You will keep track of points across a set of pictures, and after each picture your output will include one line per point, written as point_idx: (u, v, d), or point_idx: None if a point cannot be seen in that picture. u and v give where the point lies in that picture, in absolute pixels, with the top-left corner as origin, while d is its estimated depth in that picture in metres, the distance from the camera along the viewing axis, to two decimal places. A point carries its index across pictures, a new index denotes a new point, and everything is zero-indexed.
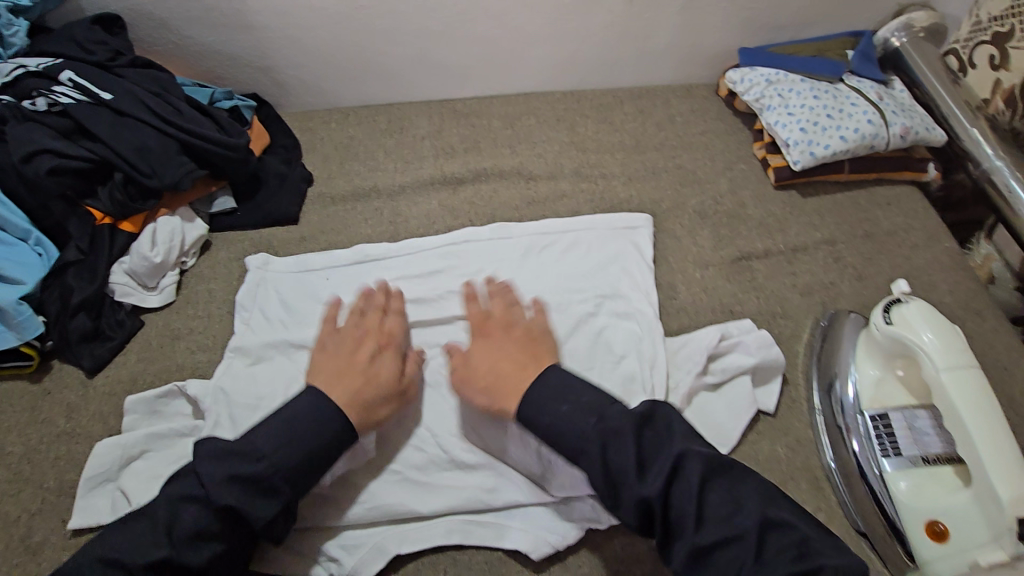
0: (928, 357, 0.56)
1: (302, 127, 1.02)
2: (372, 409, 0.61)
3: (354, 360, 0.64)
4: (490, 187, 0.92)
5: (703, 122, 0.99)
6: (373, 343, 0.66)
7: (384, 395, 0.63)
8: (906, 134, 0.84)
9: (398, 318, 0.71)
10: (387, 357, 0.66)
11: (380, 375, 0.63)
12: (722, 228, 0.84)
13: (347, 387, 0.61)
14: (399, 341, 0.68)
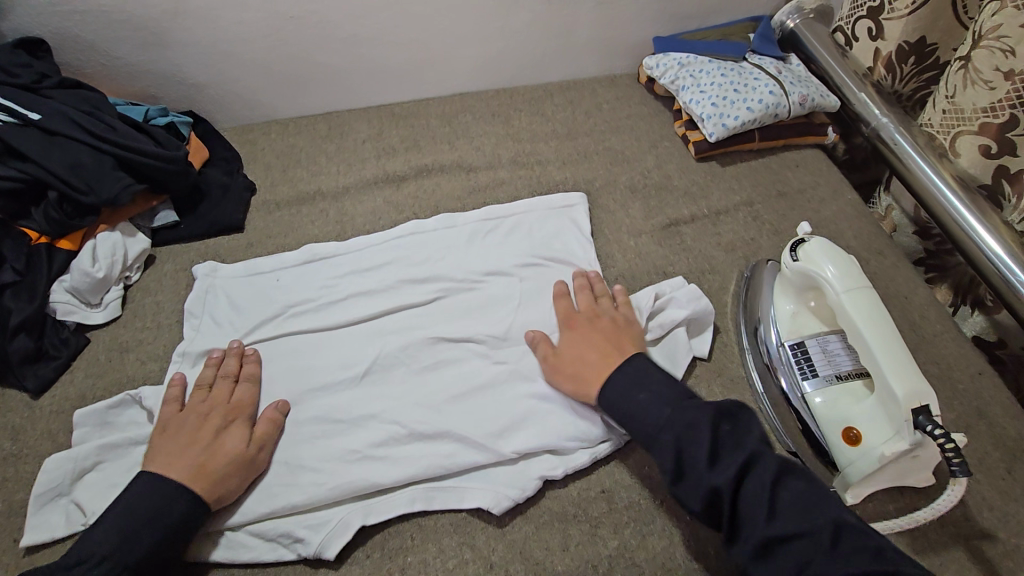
0: (829, 284, 0.61)
1: (241, 140, 1.03)
2: (219, 483, 0.60)
3: (200, 434, 0.62)
4: (432, 181, 0.95)
5: (628, 107, 1.06)
6: (211, 417, 0.65)
7: (248, 458, 0.62)
8: (804, 102, 0.93)
9: (251, 387, 0.69)
10: (238, 430, 0.64)
11: (240, 447, 0.63)
12: (651, 200, 0.90)
13: (211, 462, 0.60)
14: (248, 409, 0.67)
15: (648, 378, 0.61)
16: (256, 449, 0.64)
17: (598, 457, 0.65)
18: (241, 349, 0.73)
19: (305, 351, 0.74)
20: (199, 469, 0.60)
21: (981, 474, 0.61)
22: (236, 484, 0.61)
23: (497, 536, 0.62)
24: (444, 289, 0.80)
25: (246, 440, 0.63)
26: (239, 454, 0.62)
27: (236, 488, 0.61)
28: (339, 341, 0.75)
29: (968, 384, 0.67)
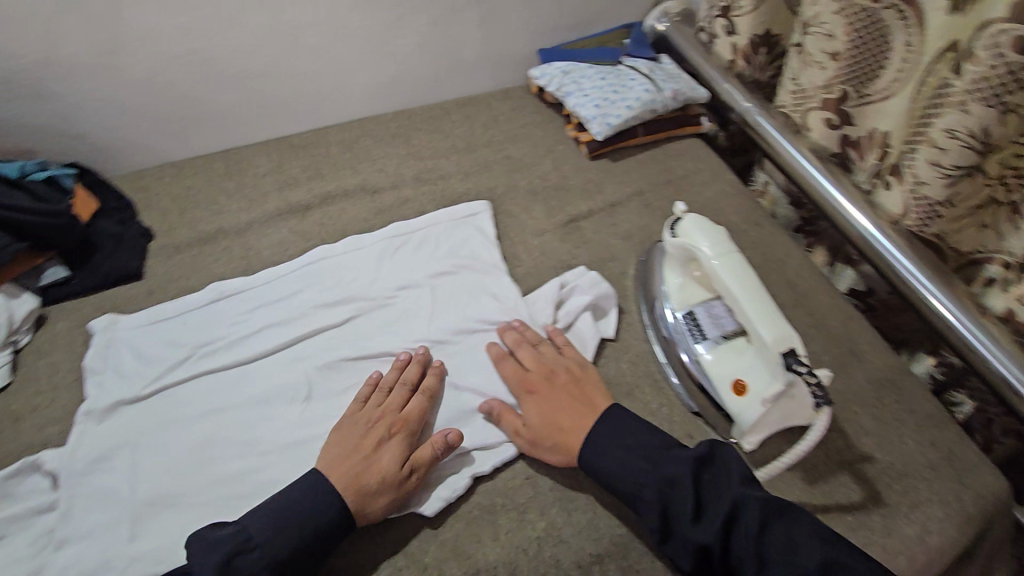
0: (702, 254, 0.68)
1: (133, 187, 1.00)
2: (367, 498, 0.59)
3: (363, 448, 0.62)
4: (338, 206, 0.96)
5: (522, 116, 1.12)
6: (406, 427, 0.65)
7: (553, 433, 0.64)
8: (677, 96, 1.01)
9: (424, 399, 0.67)
10: (539, 399, 0.67)
11: (571, 413, 0.65)
12: (551, 200, 0.95)
13: (383, 475, 0.61)
14: (415, 424, 0.65)
15: (639, 431, 0.63)
16: (568, 417, 0.65)
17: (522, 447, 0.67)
18: (427, 360, 0.72)
19: (217, 390, 0.73)
20: (353, 483, 0.60)
21: (857, 405, 0.68)
22: (394, 498, 0.61)
23: (430, 538, 0.62)
24: (358, 309, 0.80)
25: (560, 406, 0.66)
26: (407, 469, 0.62)
27: (393, 502, 0.61)
28: (253, 375, 0.74)
29: (839, 328, 0.75)
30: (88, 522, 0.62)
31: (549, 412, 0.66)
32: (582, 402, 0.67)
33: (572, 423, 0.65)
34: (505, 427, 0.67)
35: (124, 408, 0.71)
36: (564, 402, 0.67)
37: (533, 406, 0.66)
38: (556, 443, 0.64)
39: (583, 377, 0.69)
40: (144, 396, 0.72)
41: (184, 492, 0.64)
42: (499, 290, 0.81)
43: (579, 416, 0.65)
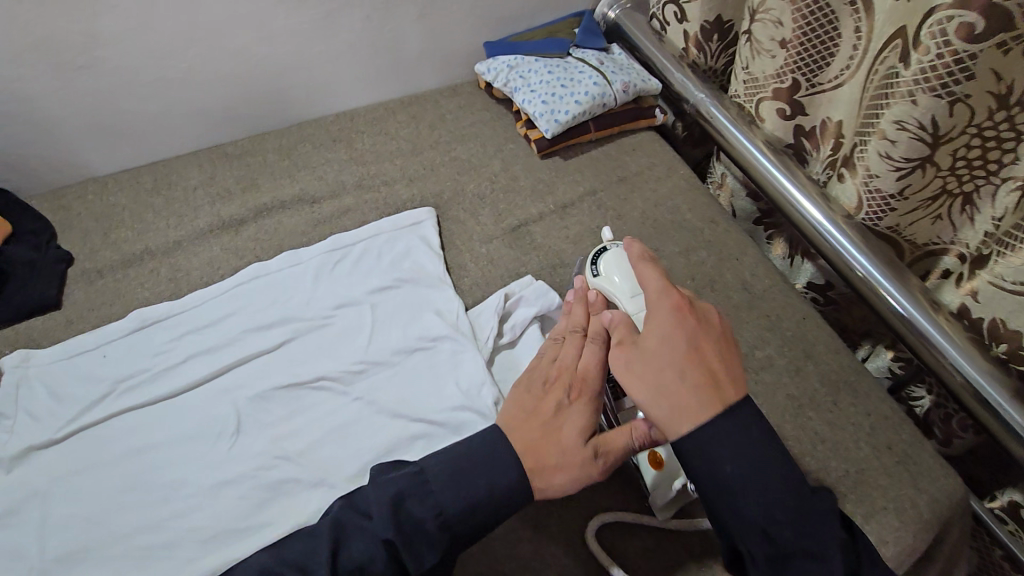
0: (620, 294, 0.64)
1: (54, 207, 0.93)
2: (548, 477, 0.55)
3: (541, 408, 0.58)
4: (274, 218, 0.91)
5: (471, 114, 1.07)
6: (588, 388, 0.59)
7: (666, 374, 0.49)
8: (627, 88, 0.97)
9: (599, 350, 0.60)
10: (672, 332, 0.51)
11: (690, 367, 0.49)
12: (500, 204, 0.91)
13: (545, 447, 0.55)
14: (594, 380, 0.59)
15: (787, 509, 0.45)
16: (692, 372, 0.48)
17: None
18: (587, 300, 0.65)
19: (138, 430, 0.68)
20: (529, 459, 0.55)
21: (812, 410, 0.65)
22: (572, 477, 0.54)
23: None
24: (294, 332, 0.76)
25: (685, 356, 0.49)
26: (575, 441, 0.55)
27: (574, 481, 0.54)
28: (179, 410, 0.69)
29: (795, 329, 0.73)
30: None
31: (666, 355, 0.50)
32: (714, 365, 0.49)
33: (695, 401, 0.47)
34: (577, 425, 0.56)
35: (36, 455, 0.66)
36: (689, 349, 0.50)
37: (631, 360, 0.52)
38: (663, 402, 0.48)
39: (708, 337, 0.50)
40: (58, 441, 0.67)
41: (101, 546, 0.60)
42: (443, 304, 0.77)
43: (706, 378, 0.48)
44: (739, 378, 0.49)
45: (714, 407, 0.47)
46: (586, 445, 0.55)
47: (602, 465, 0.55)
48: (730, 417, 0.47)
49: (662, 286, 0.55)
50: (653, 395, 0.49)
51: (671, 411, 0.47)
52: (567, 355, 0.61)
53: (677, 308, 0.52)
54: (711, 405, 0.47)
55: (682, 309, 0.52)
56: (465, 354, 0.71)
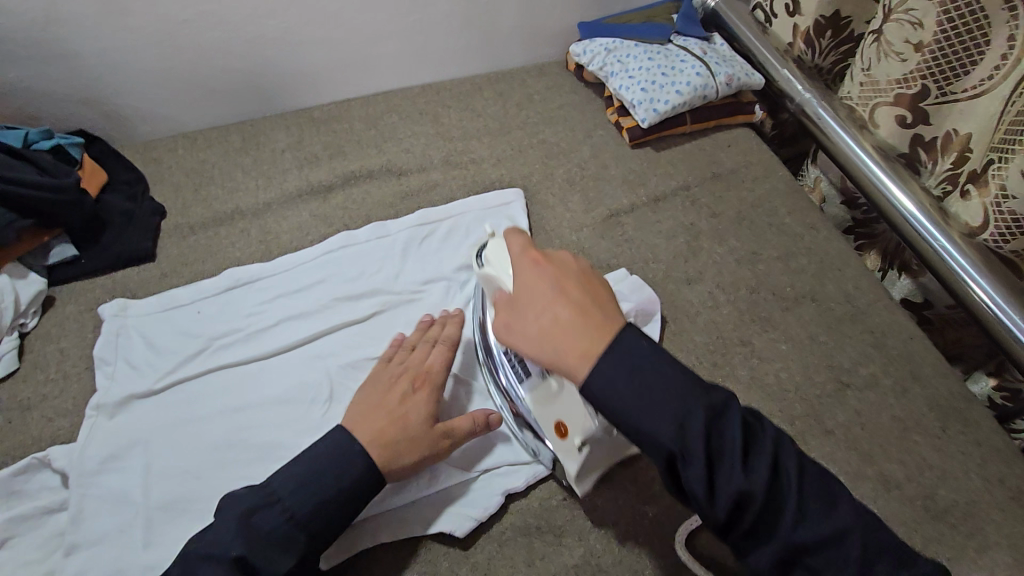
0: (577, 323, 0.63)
1: (146, 158, 0.94)
2: (396, 455, 0.56)
3: (388, 401, 0.59)
4: (361, 188, 0.90)
5: (559, 97, 1.04)
6: (438, 382, 0.62)
7: (543, 322, 0.50)
8: (731, 81, 0.93)
9: (446, 352, 0.64)
10: (543, 284, 0.52)
11: (568, 309, 0.49)
12: (590, 192, 0.89)
13: (396, 434, 0.57)
14: (438, 376, 0.62)
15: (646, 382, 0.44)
16: (564, 312, 0.49)
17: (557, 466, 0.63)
18: (449, 312, 0.69)
19: (232, 388, 0.69)
20: (380, 437, 0.56)
21: (919, 435, 0.64)
22: (422, 457, 0.57)
23: (459, 561, 0.58)
24: (384, 305, 0.75)
25: (562, 299, 0.50)
26: (423, 427, 0.58)
27: (420, 461, 0.57)
28: (273, 373, 0.70)
29: (901, 349, 0.70)
30: (99, 525, 0.59)
31: (544, 309, 0.50)
32: (590, 302, 0.49)
33: (587, 338, 0.46)
34: (420, 412, 0.59)
35: (133, 403, 0.67)
36: (562, 298, 0.50)
37: (512, 319, 0.52)
38: (554, 353, 0.48)
39: (570, 278, 0.52)
40: (155, 392, 0.68)
41: (199, 499, 0.61)
42: None
43: (587, 313, 0.48)
44: (611, 308, 0.50)
45: (603, 338, 0.46)
46: (433, 428, 0.58)
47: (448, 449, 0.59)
48: (627, 349, 0.45)
49: (526, 247, 0.56)
50: (546, 347, 0.49)
51: (566, 355, 0.47)
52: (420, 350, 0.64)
53: (535, 262, 0.54)
54: (598, 337, 0.46)
55: (540, 262, 0.53)
56: None
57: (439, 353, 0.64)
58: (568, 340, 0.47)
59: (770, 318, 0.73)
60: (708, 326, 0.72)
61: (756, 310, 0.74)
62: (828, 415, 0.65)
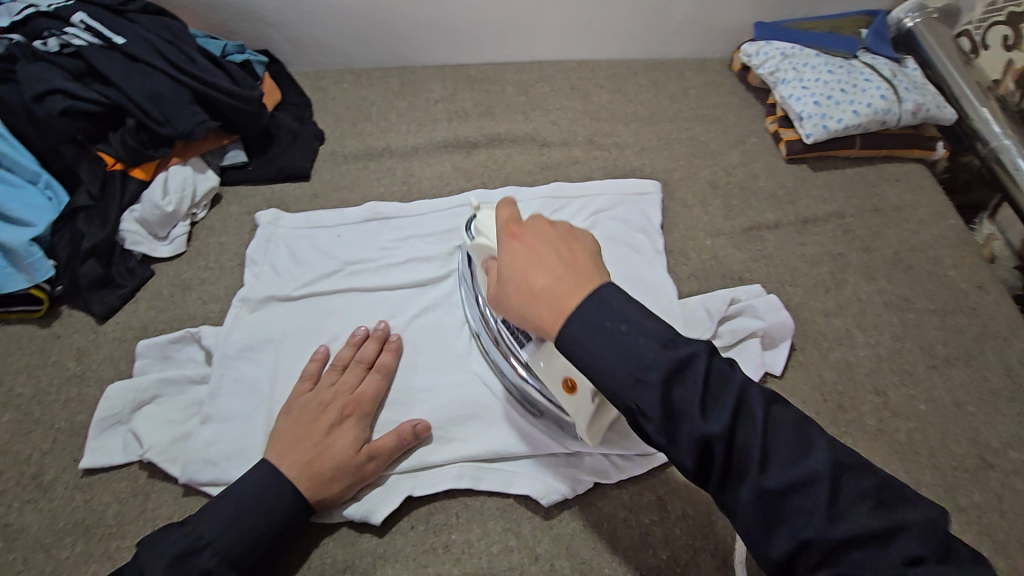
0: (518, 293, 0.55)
1: (313, 86, 1.01)
2: (325, 485, 0.55)
3: (314, 430, 0.58)
4: (503, 151, 0.92)
5: (716, 96, 1.00)
6: (365, 411, 0.61)
7: (523, 287, 0.45)
8: (918, 111, 0.85)
9: (378, 379, 0.63)
10: (519, 247, 0.47)
11: (552, 274, 0.44)
12: (733, 199, 0.85)
13: (322, 467, 0.55)
14: (369, 405, 0.61)
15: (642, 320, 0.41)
16: (541, 280, 0.44)
17: (654, 465, 0.60)
18: (385, 337, 0.67)
19: (358, 312, 0.73)
20: (308, 468, 0.55)
21: None
22: (348, 484, 0.56)
23: (543, 528, 0.57)
24: None
25: (540, 262, 0.45)
26: (350, 455, 0.56)
27: (349, 490, 0.56)
28: (396, 306, 0.73)
29: None
30: (226, 403, 0.65)
31: (522, 270, 0.45)
32: (577, 260, 0.45)
33: (558, 296, 0.42)
34: (348, 441, 0.58)
35: (271, 305, 0.73)
36: (537, 262, 0.45)
37: (501, 291, 0.47)
38: (532, 313, 0.43)
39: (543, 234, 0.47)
40: (291, 300, 0.73)
41: None
42: (661, 285, 0.74)
43: (563, 271, 0.44)
44: (597, 262, 0.45)
45: (575, 291, 0.42)
46: (359, 453, 0.57)
47: (379, 470, 0.58)
48: (595, 302, 0.41)
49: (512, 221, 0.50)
50: (524, 313, 0.44)
51: (547, 317, 0.43)
52: (344, 376, 0.63)
53: (513, 235, 0.48)
54: (575, 292, 0.42)
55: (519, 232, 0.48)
56: None
57: (368, 382, 0.63)
58: (546, 308, 0.43)
59: (913, 373, 0.67)
60: (841, 365, 0.68)
61: (897, 360, 0.69)
62: (962, 493, 0.60)
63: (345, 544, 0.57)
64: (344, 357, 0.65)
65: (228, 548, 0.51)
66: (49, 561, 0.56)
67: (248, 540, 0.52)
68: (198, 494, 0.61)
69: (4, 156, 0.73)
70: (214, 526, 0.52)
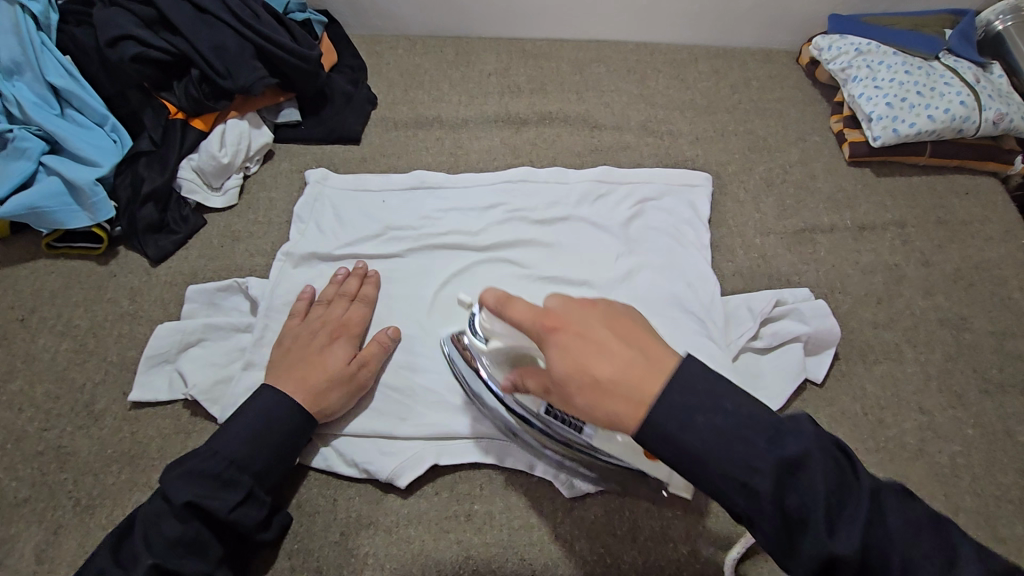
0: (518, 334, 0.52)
1: (369, 50, 1.01)
2: (322, 397, 0.58)
3: (307, 353, 0.61)
4: (553, 130, 0.91)
5: (779, 89, 0.96)
6: (353, 333, 0.64)
7: (585, 387, 0.38)
8: (1000, 121, 0.80)
9: (364, 308, 0.67)
10: (568, 339, 0.40)
11: (613, 363, 0.38)
12: (788, 198, 0.82)
13: (316, 377, 0.59)
14: (357, 329, 0.65)
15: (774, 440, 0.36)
16: (606, 370, 0.37)
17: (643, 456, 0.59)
18: (364, 272, 0.70)
19: (395, 275, 0.73)
20: (302, 382, 0.58)
21: None
22: (344, 397, 0.60)
23: (564, 510, 0.58)
24: (546, 243, 0.76)
25: (600, 349, 0.38)
26: (341, 366, 0.60)
27: (345, 401, 0.60)
28: (432, 275, 0.73)
29: None
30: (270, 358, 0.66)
31: (578, 366, 0.38)
32: (634, 342, 0.39)
33: (625, 399, 0.37)
34: (334, 356, 0.61)
35: (312, 262, 0.74)
36: (600, 355, 0.38)
37: (562, 393, 0.40)
38: (609, 414, 0.37)
39: (593, 314, 0.41)
40: (331, 260, 0.74)
41: None
42: (702, 283, 0.72)
43: (620, 364, 0.38)
44: (655, 338, 0.40)
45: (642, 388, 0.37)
46: (351, 364, 0.61)
47: (368, 380, 0.62)
48: (672, 391, 0.37)
49: (537, 311, 0.43)
50: (594, 413, 0.38)
51: (625, 414, 0.37)
52: (328, 307, 0.67)
53: (553, 328, 0.41)
54: (650, 380, 0.37)
55: (559, 324, 0.40)
56: (712, 346, 0.65)
57: (355, 312, 0.67)
58: (625, 407, 0.37)
59: (962, 396, 0.65)
60: (885, 380, 0.66)
61: (947, 380, 0.66)
62: (1002, 523, 0.57)
63: (371, 500, 0.58)
64: (329, 292, 0.68)
65: (240, 457, 0.54)
66: (97, 485, 0.60)
67: (265, 454, 0.55)
68: None
69: (75, 97, 0.76)
70: (228, 439, 0.54)
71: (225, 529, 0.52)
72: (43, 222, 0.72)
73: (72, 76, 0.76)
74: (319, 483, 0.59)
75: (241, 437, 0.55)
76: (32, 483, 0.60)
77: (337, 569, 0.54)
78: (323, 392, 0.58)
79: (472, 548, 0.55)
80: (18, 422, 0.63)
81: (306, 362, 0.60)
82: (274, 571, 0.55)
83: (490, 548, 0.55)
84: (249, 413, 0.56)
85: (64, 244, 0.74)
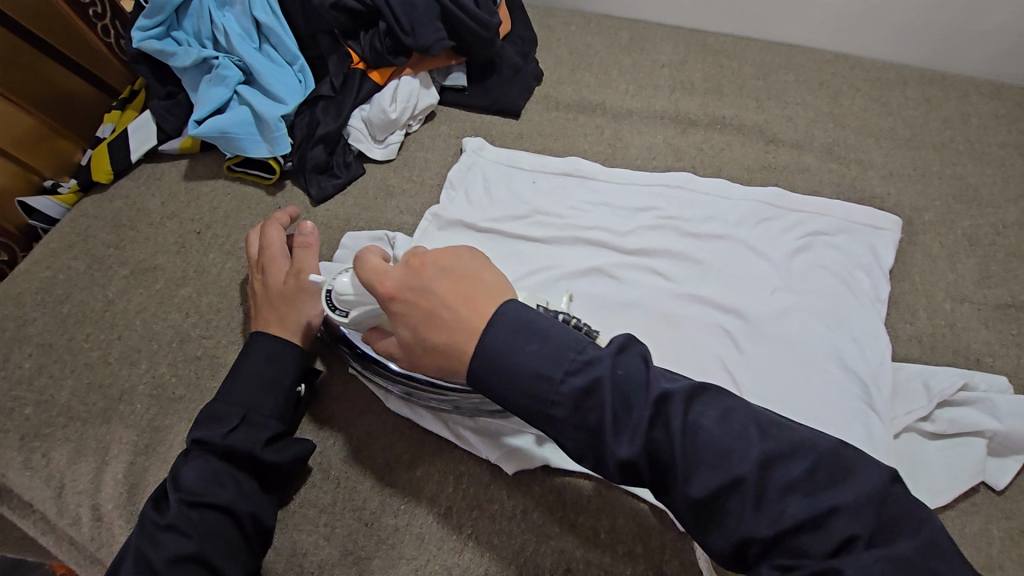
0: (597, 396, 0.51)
1: (542, 23, 0.98)
2: (286, 323, 0.62)
3: (258, 297, 0.65)
4: (723, 137, 0.84)
5: (1006, 132, 0.82)
6: (276, 256, 0.67)
7: (431, 351, 0.45)
8: None
9: (278, 228, 0.69)
10: (404, 308, 0.46)
11: (445, 332, 0.44)
12: (994, 263, 0.70)
13: (271, 314, 0.63)
14: (276, 247, 0.67)
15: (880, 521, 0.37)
16: (437, 337, 0.45)
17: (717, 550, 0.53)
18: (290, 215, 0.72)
19: (535, 259, 0.72)
20: (264, 321, 0.63)
21: None
22: (303, 309, 0.63)
23: (674, 550, 0.54)
24: (698, 257, 0.71)
25: (438, 319, 0.45)
26: (280, 286, 0.64)
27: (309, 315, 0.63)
28: (572, 265, 0.71)
29: None
30: None
31: (419, 333, 0.45)
32: (465, 296, 0.45)
33: (438, 340, 0.45)
34: (270, 281, 0.65)
35: (455, 225, 0.74)
36: (430, 321, 0.45)
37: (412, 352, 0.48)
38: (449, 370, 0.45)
39: (451, 286, 0.46)
40: (472, 231, 0.74)
41: None
42: (870, 343, 0.64)
43: (452, 325, 0.44)
44: (492, 283, 0.46)
45: (460, 336, 0.44)
46: (287, 282, 0.64)
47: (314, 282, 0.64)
48: (548, 346, 0.42)
49: (380, 277, 0.47)
50: (440, 368, 0.46)
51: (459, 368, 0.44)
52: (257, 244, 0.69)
53: (392, 296, 0.47)
54: (466, 336, 0.44)
55: (395, 295, 0.47)
56: (872, 416, 0.59)
57: (277, 233, 0.68)
58: (448, 360, 0.45)
59: None
60: None
61: None
62: None
63: (479, 482, 0.59)
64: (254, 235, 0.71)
65: (238, 395, 0.58)
66: None
67: (261, 390, 0.59)
68: (359, 386, 0.65)
69: (274, 34, 0.81)
70: (232, 387, 0.59)
71: (239, 459, 0.55)
72: (230, 147, 0.78)
73: (275, 14, 0.80)
74: (433, 451, 0.60)
75: (241, 379, 0.59)
76: (188, 383, 0.66)
77: (438, 542, 0.56)
78: (284, 323, 0.62)
79: (573, 561, 0.54)
80: (184, 325, 0.70)
81: (277, 305, 0.63)
82: (379, 526, 0.57)
83: (592, 568, 0.54)
84: (250, 356, 0.60)
85: (242, 169, 0.81)
